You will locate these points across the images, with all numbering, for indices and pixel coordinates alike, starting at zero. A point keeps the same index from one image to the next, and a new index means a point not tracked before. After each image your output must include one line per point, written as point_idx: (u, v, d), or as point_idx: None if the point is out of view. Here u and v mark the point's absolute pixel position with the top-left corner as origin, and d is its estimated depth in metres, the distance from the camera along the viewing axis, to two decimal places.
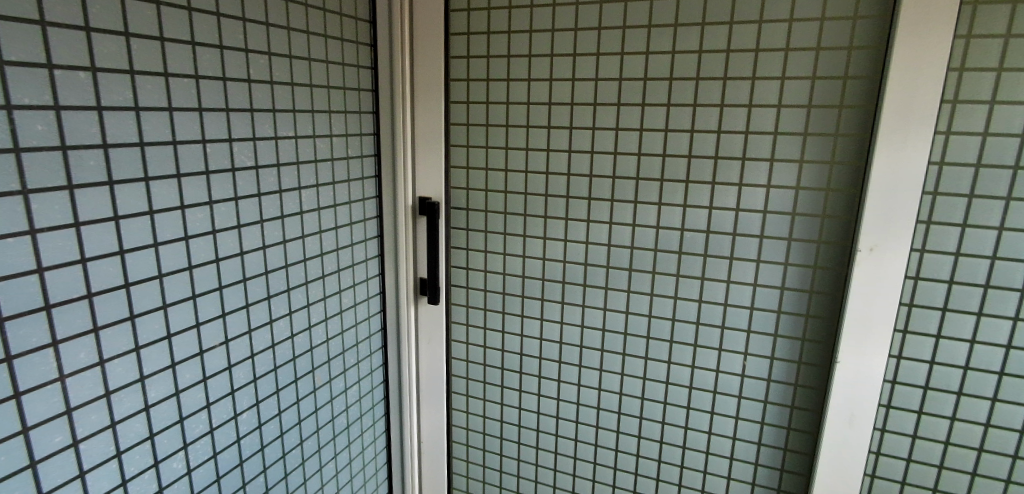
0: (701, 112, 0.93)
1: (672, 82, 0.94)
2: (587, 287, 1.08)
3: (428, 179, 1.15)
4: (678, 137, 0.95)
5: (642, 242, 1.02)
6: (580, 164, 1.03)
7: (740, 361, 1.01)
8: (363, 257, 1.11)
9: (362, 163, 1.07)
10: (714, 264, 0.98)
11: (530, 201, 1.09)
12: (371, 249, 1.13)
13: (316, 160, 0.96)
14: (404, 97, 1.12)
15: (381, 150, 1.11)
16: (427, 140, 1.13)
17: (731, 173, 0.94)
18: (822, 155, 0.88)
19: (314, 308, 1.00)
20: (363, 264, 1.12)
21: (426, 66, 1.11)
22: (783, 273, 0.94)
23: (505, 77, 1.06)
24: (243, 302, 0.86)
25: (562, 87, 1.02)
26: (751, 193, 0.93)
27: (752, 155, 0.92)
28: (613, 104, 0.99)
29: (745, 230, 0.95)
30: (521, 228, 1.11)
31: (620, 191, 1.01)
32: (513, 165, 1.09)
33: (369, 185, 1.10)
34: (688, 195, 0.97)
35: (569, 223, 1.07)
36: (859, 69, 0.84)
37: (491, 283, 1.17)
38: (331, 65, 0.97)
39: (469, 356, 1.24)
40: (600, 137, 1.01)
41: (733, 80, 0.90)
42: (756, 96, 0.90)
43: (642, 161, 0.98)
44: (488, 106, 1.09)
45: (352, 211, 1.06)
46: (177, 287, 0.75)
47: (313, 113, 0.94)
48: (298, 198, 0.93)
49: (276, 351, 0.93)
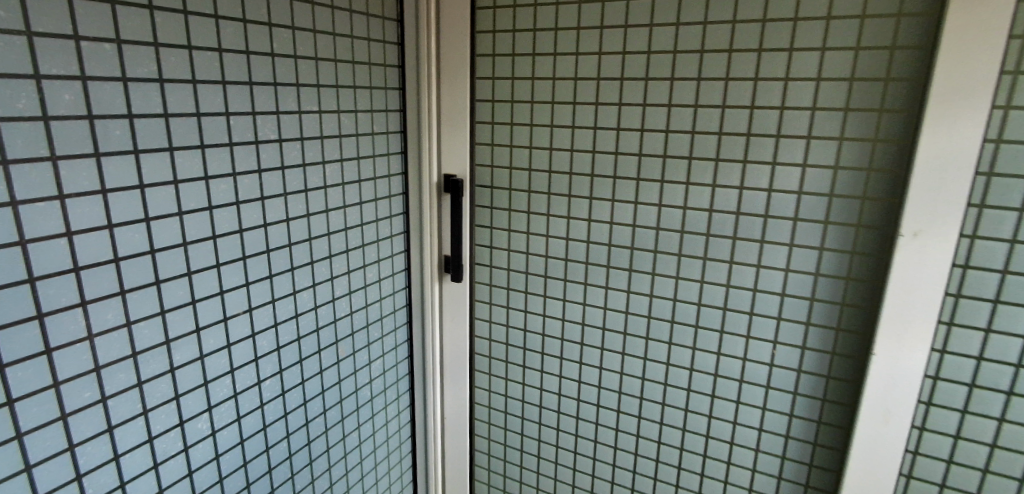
0: (734, 86, 0.89)
1: (703, 55, 0.90)
2: (611, 269, 1.06)
3: (453, 156, 1.15)
4: (708, 113, 0.91)
5: (669, 223, 0.99)
6: (606, 142, 1.01)
7: (769, 349, 0.97)
8: (388, 234, 1.12)
9: (388, 139, 1.08)
10: (744, 247, 0.94)
11: (554, 179, 1.07)
12: (397, 225, 1.14)
13: (340, 135, 0.97)
14: (430, 73, 1.11)
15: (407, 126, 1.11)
16: (453, 117, 1.13)
17: (765, 151, 0.89)
18: (865, 132, 0.83)
19: (338, 282, 1.02)
20: (388, 240, 1.12)
21: (454, 42, 1.09)
22: (818, 259, 0.90)
23: (531, 53, 1.04)
24: (266, 272, 0.88)
25: (589, 62, 0.99)
26: (786, 173, 0.88)
27: (786, 133, 0.87)
28: (640, 79, 0.95)
29: (778, 212, 0.90)
30: (545, 207, 1.09)
31: (647, 170, 0.98)
32: (538, 142, 1.07)
33: (395, 161, 1.11)
34: (719, 175, 0.93)
35: (594, 203, 1.04)
36: (908, 38, 0.78)
37: (514, 262, 1.16)
38: (356, 41, 0.97)
39: (492, 335, 1.23)
40: (627, 114, 0.97)
41: (770, 52, 0.86)
42: (794, 70, 0.85)
43: (670, 138, 0.95)
44: (513, 82, 1.07)
45: (377, 187, 1.07)
46: (202, 256, 0.78)
47: (337, 88, 0.94)
48: (322, 172, 0.94)
49: (300, 322, 0.95)
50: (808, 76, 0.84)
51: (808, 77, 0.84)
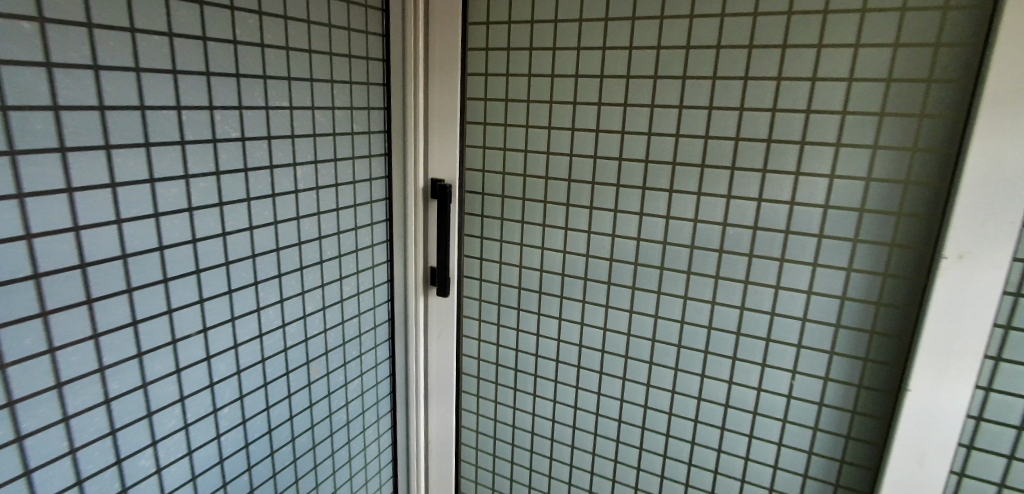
0: (754, 87, 0.78)
1: (720, 51, 0.79)
2: (612, 285, 0.95)
3: (441, 159, 1.05)
4: (725, 116, 0.80)
5: (677, 238, 0.88)
6: (609, 146, 0.90)
7: (787, 380, 0.86)
8: (368, 243, 1.02)
9: (370, 139, 0.98)
10: (761, 265, 0.84)
11: (551, 186, 0.97)
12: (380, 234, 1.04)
13: (315, 134, 0.87)
14: (417, 67, 1.01)
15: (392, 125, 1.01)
16: (442, 117, 1.03)
17: (788, 161, 0.78)
18: (902, 140, 0.72)
19: (311, 297, 0.92)
20: (368, 250, 1.02)
21: (444, 35, 1.00)
22: (846, 280, 0.79)
23: (528, 46, 0.94)
24: (225, 287, 0.78)
25: (592, 57, 0.88)
26: (812, 184, 0.78)
27: (812, 140, 0.76)
28: (648, 77, 0.85)
29: (801, 228, 0.80)
30: (540, 217, 0.99)
31: (654, 178, 0.87)
32: (535, 145, 0.97)
33: (378, 162, 1.01)
34: (734, 183, 0.82)
35: (594, 213, 0.94)
36: (954, 35, 0.68)
37: (506, 276, 1.06)
38: (334, 30, 0.87)
39: (481, 354, 1.13)
40: (633, 116, 0.87)
41: (797, 49, 0.75)
42: (822, 70, 0.74)
43: (680, 144, 0.84)
44: (508, 78, 0.97)
45: (356, 191, 0.97)
46: (146, 270, 0.68)
47: (312, 82, 0.85)
48: (292, 174, 0.84)
49: (265, 343, 0.85)
50: (840, 76, 0.74)
51: (840, 77, 0.74)
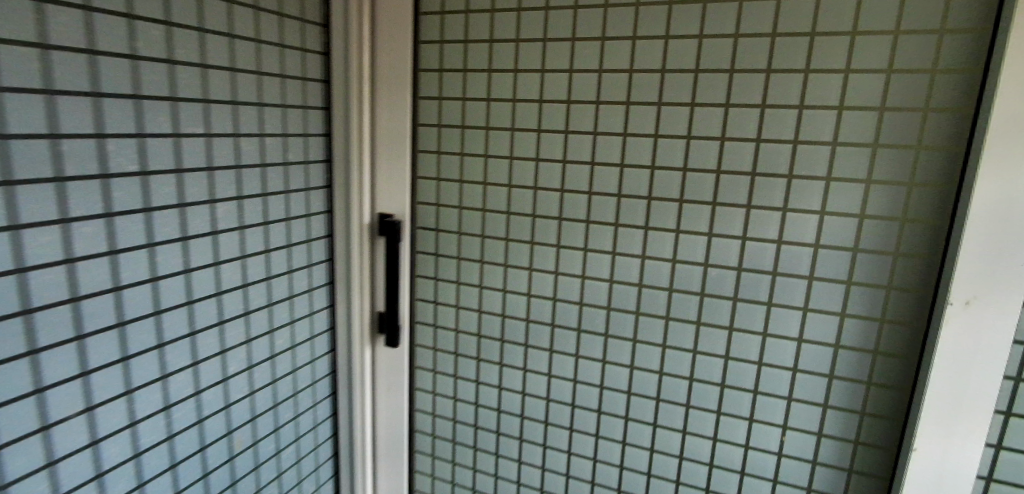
0: (736, 115, 0.70)
1: (698, 76, 0.71)
2: (582, 333, 0.85)
3: (389, 191, 0.94)
4: (704, 146, 0.72)
5: (654, 281, 0.79)
6: (577, 179, 0.81)
7: (778, 437, 0.76)
8: (305, 288, 0.92)
9: (306, 172, 0.88)
10: (747, 311, 0.74)
11: (513, 222, 0.87)
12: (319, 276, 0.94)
13: (239, 165, 0.77)
14: (362, 91, 0.90)
15: (333, 155, 0.91)
16: (390, 145, 0.93)
17: (774, 195, 0.70)
18: (898, 174, 0.65)
19: (233, 356, 0.80)
20: (305, 294, 0.92)
21: (392, 54, 0.90)
22: (839, 326, 0.70)
23: (486, 68, 0.85)
24: (120, 354, 0.65)
25: (559, 80, 0.80)
26: (799, 220, 0.69)
27: (801, 173, 0.68)
28: (621, 103, 0.76)
29: (789, 270, 0.71)
30: (502, 256, 0.89)
31: (628, 213, 0.78)
32: (495, 176, 0.87)
33: (317, 196, 0.91)
34: (715, 219, 0.73)
35: (561, 252, 0.84)
36: (953, 60, 0.61)
37: (463, 322, 0.95)
38: (263, 45, 0.77)
39: (436, 409, 1.01)
40: (603, 145, 0.78)
41: (782, 74, 0.68)
42: (809, 97, 0.67)
43: (656, 176, 0.76)
44: (464, 103, 0.87)
45: (290, 230, 0.87)
46: (5, 340, 0.54)
47: (235, 104, 0.75)
48: (210, 213, 0.73)
49: (173, 416, 0.73)
50: (828, 102, 0.66)
51: (828, 104, 0.66)
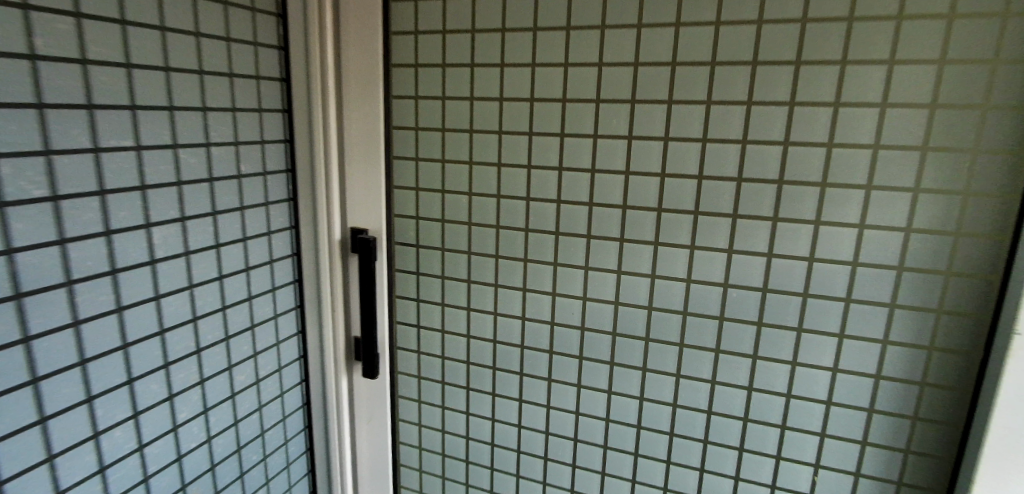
0: (759, 115, 0.61)
1: (715, 70, 0.62)
2: (584, 361, 0.75)
3: (362, 203, 0.83)
4: (723, 150, 0.63)
5: (665, 303, 0.69)
6: (575, 189, 0.71)
7: (807, 477, 0.67)
8: (270, 314, 0.80)
9: (264, 183, 0.77)
10: (773, 337, 0.65)
11: (503, 237, 0.77)
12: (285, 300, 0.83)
13: (180, 181, 0.65)
14: (327, 90, 0.80)
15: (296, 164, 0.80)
16: (362, 150, 0.82)
17: (807, 207, 0.61)
18: (951, 181, 0.56)
19: (183, 400, 0.69)
20: (270, 320, 0.81)
21: (360, 46, 0.79)
22: (881, 355, 0.61)
23: (469, 63, 0.74)
24: (34, 417, 0.54)
25: (553, 76, 0.69)
26: (836, 234, 0.60)
27: (835, 181, 0.59)
28: (625, 101, 0.66)
29: (826, 292, 0.62)
30: (492, 276, 0.79)
31: (634, 227, 0.69)
32: (482, 186, 0.76)
33: (279, 210, 0.80)
34: (739, 234, 0.64)
35: (559, 270, 0.74)
36: (1019, 49, 0.52)
37: (450, 348, 0.84)
38: (204, 40, 0.67)
39: (423, 442, 0.91)
40: (605, 150, 0.68)
41: (813, 67, 0.58)
42: (845, 93, 0.58)
43: (667, 185, 0.66)
44: (444, 103, 0.76)
45: (248, 251, 0.76)
46: None
47: (171, 111, 0.64)
48: (146, 239, 0.62)
49: (109, 478, 0.62)
50: (866, 100, 0.57)
51: (867, 102, 0.57)
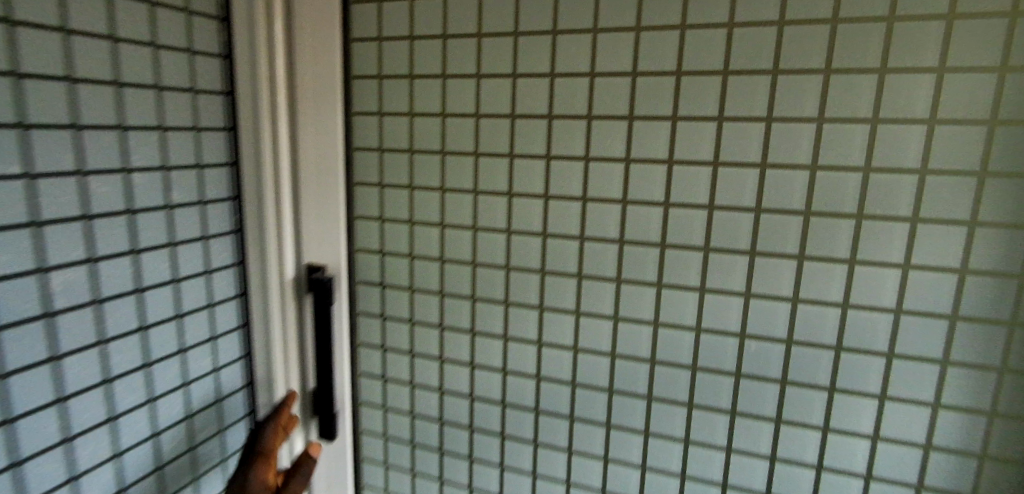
0: (780, 134, 0.52)
1: (728, 80, 0.53)
2: (575, 422, 0.66)
3: (319, 236, 0.73)
4: (738, 175, 0.54)
5: (670, 356, 0.60)
6: (564, 220, 0.61)
7: None
8: (209, 368, 0.70)
9: (203, 216, 0.67)
10: (799, 398, 0.56)
11: (480, 276, 0.67)
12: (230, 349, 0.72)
13: (89, 213, 0.54)
14: (278, 108, 0.69)
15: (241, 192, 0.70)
16: (319, 178, 0.72)
17: (840, 243, 0.51)
18: (1015, 213, 0.47)
19: (92, 479, 0.57)
20: (210, 375, 0.70)
21: (317, 61, 0.70)
22: (931, 422, 0.52)
23: (440, 74, 0.64)
24: None
25: (537, 88, 0.60)
26: (876, 275, 0.51)
27: (874, 212, 0.50)
28: (622, 117, 0.57)
29: (860, 346, 0.53)
30: (469, 320, 0.69)
31: (633, 265, 0.59)
32: (457, 216, 0.66)
33: (222, 246, 0.70)
34: (758, 278, 0.55)
35: (545, 316, 0.64)
36: None
37: (421, 403, 0.74)
38: (123, 44, 0.56)
39: None
40: (598, 174, 0.59)
41: (847, 74, 0.49)
42: (884, 105, 0.48)
43: (672, 215, 0.57)
44: (413, 120, 0.67)
45: (180, 296, 0.65)
46: None
47: (78, 129, 0.53)
48: (40, 287, 0.51)
49: None
50: (910, 114, 0.48)
51: (912, 117, 0.48)
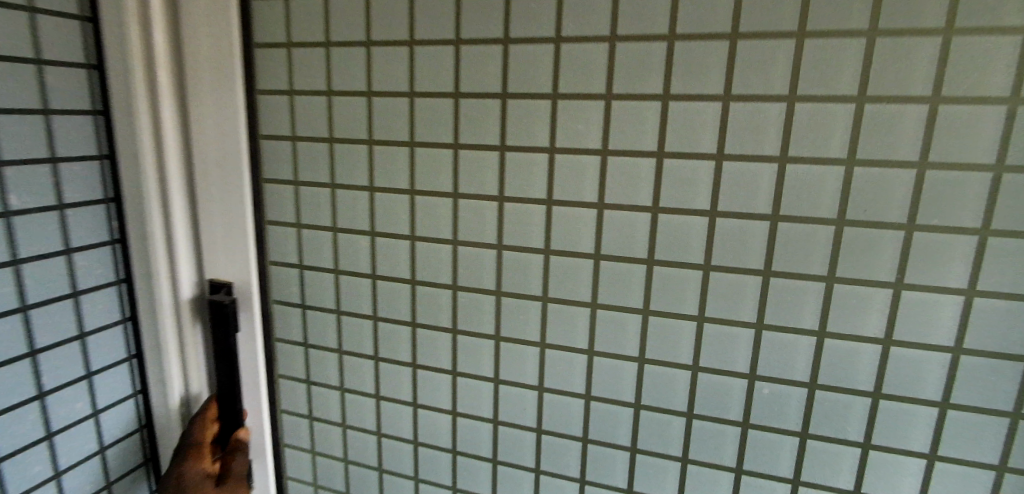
0: (811, 119, 0.38)
1: (738, 45, 0.39)
2: (542, 476, 0.51)
3: (224, 248, 0.58)
4: (753, 173, 0.40)
5: (662, 400, 0.46)
6: (525, 230, 0.47)
7: None
8: (83, 413, 0.55)
9: (62, 222, 0.51)
10: (825, 456, 0.42)
11: (420, 301, 0.52)
12: (115, 388, 0.57)
13: None
14: (156, 83, 0.53)
15: (120, 191, 0.55)
16: (215, 172, 0.56)
17: (888, 262, 0.38)
18: None
19: None
20: (87, 422, 0.55)
21: (201, 18, 0.53)
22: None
23: (363, 40, 0.49)
24: None
25: (485, 59, 0.45)
26: (937, 302, 0.38)
27: (938, 223, 0.37)
28: (597, 96, 0.43)
29: (915, 393, 0.39)
30: (409, 354, 0.54)
31: (616, 289, 0.45)
32: (389, 223, 0.52)
33: (94, 259, 0.54)
34: (776, 305, 0.41)
35: (503, 349, 0.50)
36: None
37: (354, 450, 0.58)
38: None
39: None
40: (568, 171, 0.45)
41: (901, 41, 0.36)
42: (950, 82, 0.35)
43: (664, 225, 0.43)
44: (331, 100, 0.52)
45: (31, 327, 0.49)
46: None
47: None
48: None
49: None
50: (986, 93, 0.35)
51: (990, 97, 0.35)
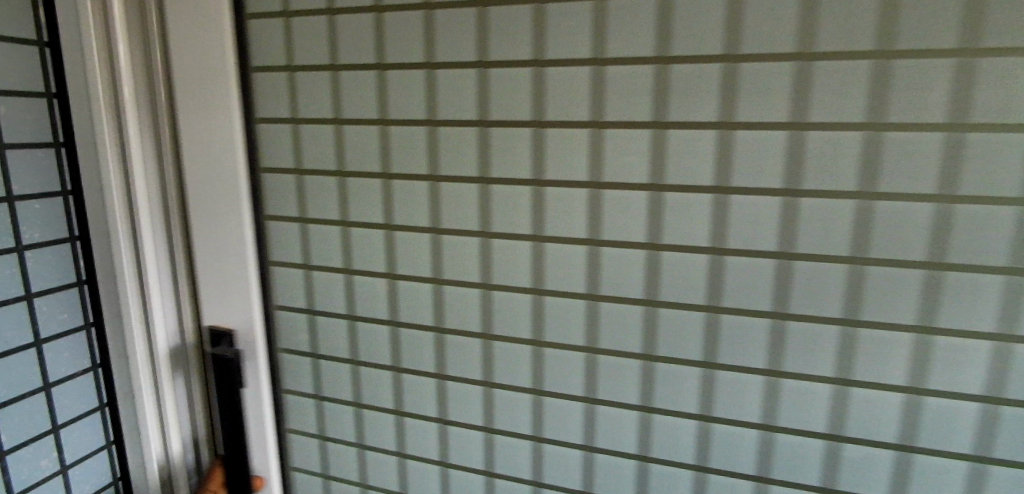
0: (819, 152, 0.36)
1: (729, 70, 0.37)
2: None
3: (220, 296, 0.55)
4: (745, 206, 0.39)
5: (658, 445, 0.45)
6: (515, 267, 0.46)
7: None
8: (48, 469, 0.51)
9: (23, 267, 0.47)
10: None
11: (409, 340, 0.51)
12: (84, 440, 0.54)
13: None
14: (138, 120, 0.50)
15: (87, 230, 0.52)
16: (210, 216, 0.53)
17: (898, 305, 0.37)
18: None
19: None
20: (54, 478, 0.51)
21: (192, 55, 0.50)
22: None
23: (341, 66, 0.47)
24: None
25: (467, 86, 0.44)
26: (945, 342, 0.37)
27: (951, 263, 0.35)
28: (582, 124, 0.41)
29: (923, 443, 0.39)
30: (400, 396, 0.53)
31: (608, 327, 0.44)
32: (375, 260, 0.50)
33: (58, 303, 0.50)
34: (779, 349, 0.40)
35: (496, 391, 0.49)
36: None
37: None
38: None
39: None
40: (555, 204, 0.43)
41: (899, 62, 0.34)
42: (950, 107, 0.34)
43: (655, 260, 0.41)
44: (309, 127, 0.49)
45: None
46: None
47: None
48: None
49: None
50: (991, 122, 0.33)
51: (995, 127, 0.33)
